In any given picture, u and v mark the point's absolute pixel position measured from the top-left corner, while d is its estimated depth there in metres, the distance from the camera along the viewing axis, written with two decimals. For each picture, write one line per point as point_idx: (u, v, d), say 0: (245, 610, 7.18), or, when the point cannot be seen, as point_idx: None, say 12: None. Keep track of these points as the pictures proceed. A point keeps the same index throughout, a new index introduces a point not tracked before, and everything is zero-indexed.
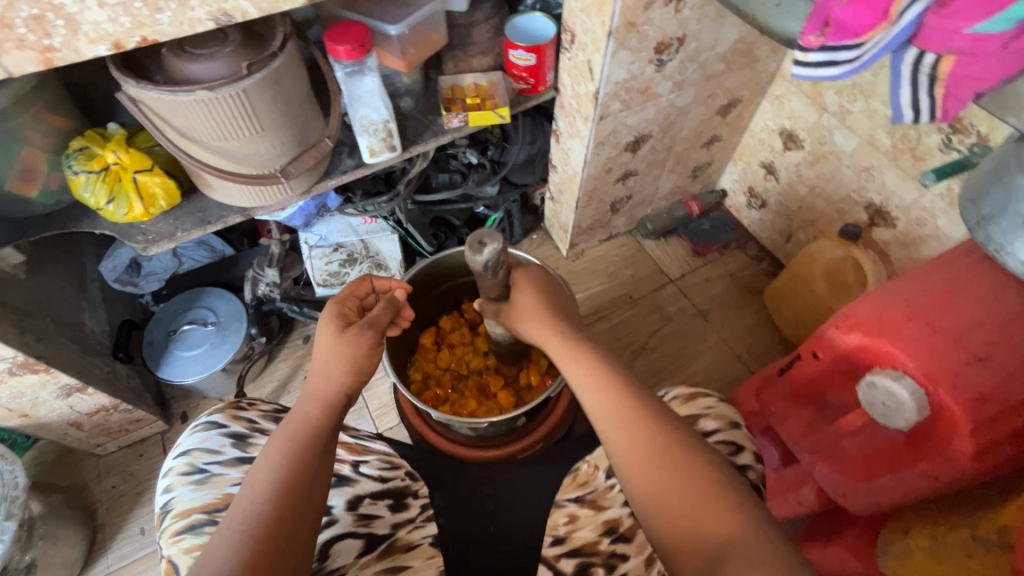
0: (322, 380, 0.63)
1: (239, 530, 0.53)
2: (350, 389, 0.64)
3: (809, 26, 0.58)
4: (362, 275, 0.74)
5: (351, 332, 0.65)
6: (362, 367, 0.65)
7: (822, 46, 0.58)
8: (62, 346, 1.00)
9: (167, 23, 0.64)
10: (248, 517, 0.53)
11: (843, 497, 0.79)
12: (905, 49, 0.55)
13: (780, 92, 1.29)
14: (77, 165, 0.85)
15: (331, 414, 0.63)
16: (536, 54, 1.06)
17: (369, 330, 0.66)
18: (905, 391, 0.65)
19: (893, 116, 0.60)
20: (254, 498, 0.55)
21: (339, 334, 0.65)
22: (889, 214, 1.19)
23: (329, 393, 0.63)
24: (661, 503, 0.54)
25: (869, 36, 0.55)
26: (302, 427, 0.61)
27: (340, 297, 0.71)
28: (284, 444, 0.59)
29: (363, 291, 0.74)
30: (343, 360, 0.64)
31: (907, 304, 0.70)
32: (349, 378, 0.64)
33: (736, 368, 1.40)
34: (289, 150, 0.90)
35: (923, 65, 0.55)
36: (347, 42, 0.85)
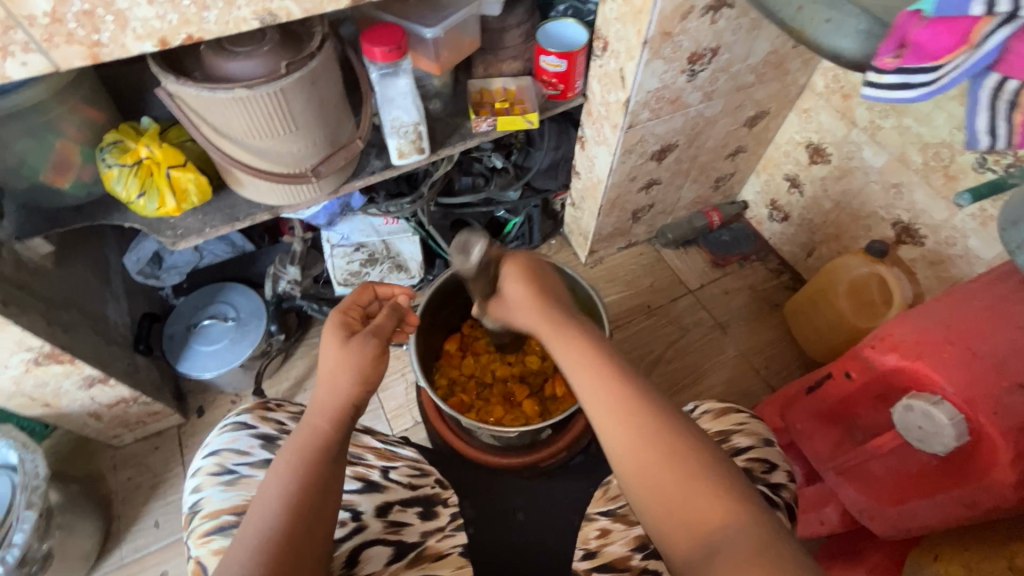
0: (329, 391, 0.63)
1: (252, 544, 0.52)
2: (358, 400, 0.64)
3: (882, 47, 0.50)
4: (365, 284, 0.76)
5: (355, 341, 0.65)
6: (366, 375, 0.64)
7: (899, 68, 0.50)
8: (86, 336, 1.01)
9: (213, 21, 0.64)
10: (262, 533, 0.53)
11: (869, 519, 0.78)
12: (988, 74, 0.47)
13: (808, 106, 1.28)
14: (111, 158, 0.86)
15: (339, 424, 0.62)
16: (567, 61, 1.06)
17: (373, 339, 0.66)
18: (944, 416, 0.64)
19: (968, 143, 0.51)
20: (267, 512, 0.54)
21: (343, 343, 0.65)
22: (918, 232, 1.18)
23: (336, 406, 0.62)
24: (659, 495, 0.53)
25: (948, 59, 0.47)
26: (312, 438, 0.60)
27: (342, 306, 0.71)
28: (295, 455, 0.58)
29: (365, 298, 0.75)
30: (349, 369, 0.63)
31: (946, 327, 0.69)
32: (355, 390, 0.63)
33: (755, 382, 1.39)
34: (320, 150, 0.90)
35: (1006, 91, 0.47)
36: (384, 44, 0.85)
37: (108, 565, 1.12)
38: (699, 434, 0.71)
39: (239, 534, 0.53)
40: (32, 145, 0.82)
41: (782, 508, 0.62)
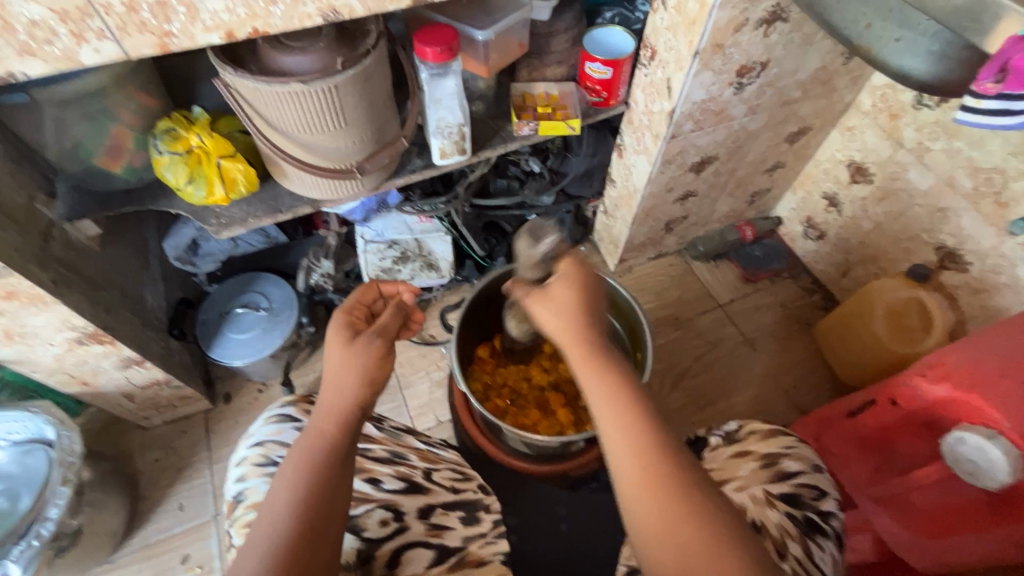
0: (335, 393, 0.62)
1: (263, 548, 0.53)
2: (364, 404, 0.63)
3: (983, 72, 0.53)
4: (368, 284, 0.76)
5: (360, 342, 0.64)
6: (374, 378, 0.63)
7: (998, 93, 0.53)
8: (126, 319, 1.03)
9: (279, 16, 0.65)
10: (270, 539, 0.54)
11: (907, 552, 0.75)
12: None
13: (852, 124, 1.26)
14: (163, 145, 0.87)
15: (347, 428, 0.61)
16: (613, 68, 1.05)
17: (378, 339, 0.66)
18: (998, 452, 0.62)
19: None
20: (274, 518, 0.55)
21: (348, 344, 0.64)
22: (962, 259, 1.15)
23: (344, 409, 0.62)
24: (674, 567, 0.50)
25: None
26: (319, 444, 0.60)
27: (347, 305, 0.71)
28: (300, 461, 0.58)
29: (370, 297, 0.75)
30: (354, 371, 0.62)
31: (1002, 359, 0.68)
32: (362, 392, 0.62)
33: (783, 402, 1.37)
34: (366, 147, 0.90)
35: None
36: (436, 44, 0.85)
37: (133, 545, 1.13)
38: (747, 454, 0.70)
39: (249, 536, 0.55)
40: (89, 129, 0.83)
41: (830, 537, 0.63)
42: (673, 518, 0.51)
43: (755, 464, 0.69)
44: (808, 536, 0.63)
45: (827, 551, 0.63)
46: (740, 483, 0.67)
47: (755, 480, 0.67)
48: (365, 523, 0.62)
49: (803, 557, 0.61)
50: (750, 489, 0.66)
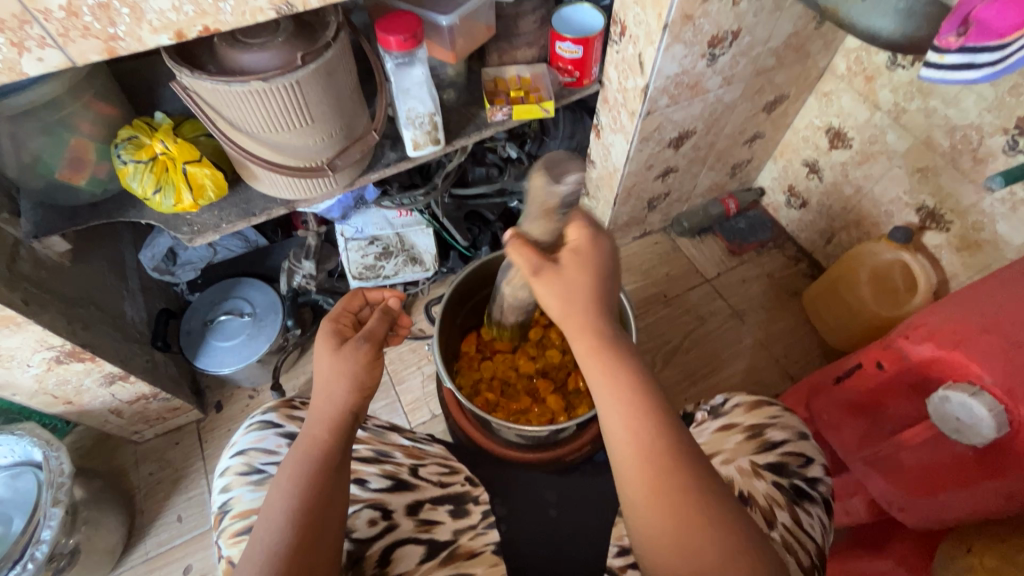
0: (325, 399, 0.61)
1: (263, 558, 0.52)
2: (356, 408, 0.62)
3: (945, 26, 0.55)
4: (353, 291, 0.75)
5: (348, 347, 0.63)
6: (365, 382, 0.63)
7: (962, 47, 0.55)
8: (105, 334, 1.01)
9: (230, 12, 0.63)
10: (270, 547, 0.53)
11: (900, 511, 0.78)
12: None
13: (829, 89, 1.25)
14: (126, 154, 0.85)
15: (339, 434, 0.61)
16: (583, 47, 1.03)
17: (366, 343, 0.64)
18: (983, 408, 0.62)
19: None
20: (273, 527, 0.54)
21: (335, 351, 0.64)
22: (943, 218, 1.15)
23: (335, 412, 0.61)
24: (679, 563, 0.50)
25: (1015, 37, 0.52)
26: (312, 451, 0.59)
27: (334, 314, 0.70)
28: (296, 468, 0.57)
29: (356, 305, 0.74)
30: (343, 377, 0.62)
31: (984, 315, 0.68)
32: (353, 398, 0.62)
33: (775, 371, 1.37)
34: (336, 143, 0.88)
35: None
36: (400, 33, 0.83)
37: (134, 560, 1.13)
38: (733, 427, 0.70)
39: (248, 545, 0.54)
40: (47, 143, 0.81)
41: (818, 502, 0.63)
42: (677, 512, 0.51)
43: (741, 436, 0.69)
44: (797, 505, 0.62)
45: (816, 516, 0.62)
46: (725, 457, 0.67)
47: (741, 452, 0.67)
48: (352, 524, 0.61)
49: (794, 524, 0.60)
50: (737, 461, 0.66)
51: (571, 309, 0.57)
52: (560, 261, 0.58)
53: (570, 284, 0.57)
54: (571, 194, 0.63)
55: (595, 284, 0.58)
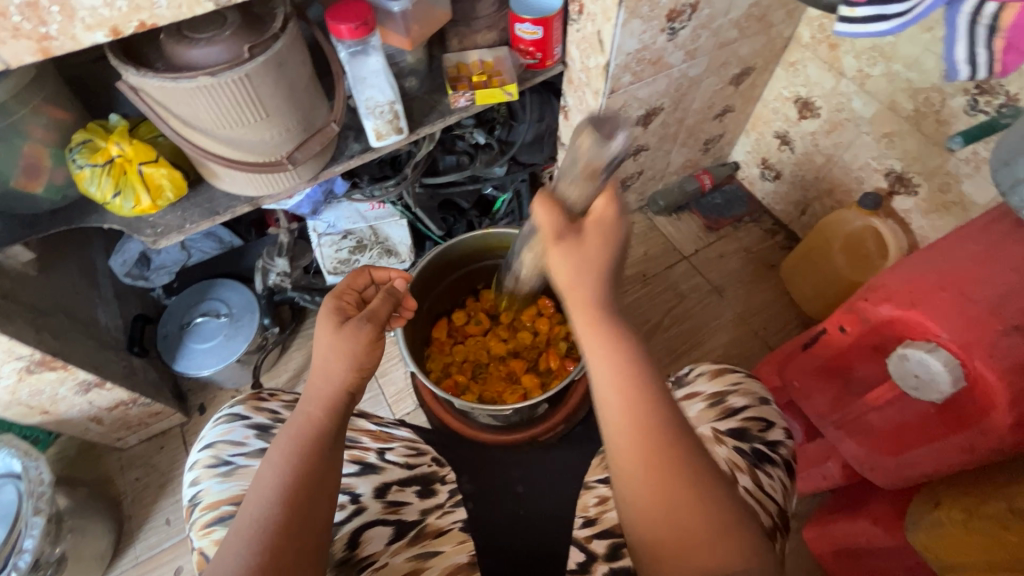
0: (324, 379, 0.61)
1: (248, 535, 0.52)
2: (352, 387, 0.62)
3: None
4: (359, 268, 0.74)
5: (349, 326, 0.63)
6: (364, 363, 0.62)
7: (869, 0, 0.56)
8: (77, 342, 1.00)
9: (165, 5, 0.62)
10: (255, 523, 0.53)
11: (870, 470, 0.79)
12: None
13: (795, 59, 1.25)
14: (82, 159, 0.84)
15: (335, 415, 0.61)
16: (543, 27, 1.03)
17: (368, 324, 0.64)
18: (939, 362, 0.63)
19: (946, 74, 0.56)
20: (260, 503, 0.54)
21: (338, 329, 0.63)
22: (911, 181, 1.16)
23: (332, 391, 0.61)
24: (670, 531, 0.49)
25: None
26: (306, 429, 0.59)
27: (336, 291, 0.69)
28: (289, 445, 0.58)
29: (361, 283, 0.73)
30: (344, 355, 0.61)
31: (940, 274, 0.68)
32: (352, 376, 0.61)
33: (754, 343, 1.38)
34: (294, 136, 0.87)
35: (983, 15, 0.52)
36: (350, 21, 0.82)
37: (125, 564, 1.13)
38: (695, 395, 0.71)
39: (236, 521, 0.54)
40: None
41: (778, 464, 0.64)
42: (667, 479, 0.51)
43: (703, 404, 0.70)
44: (758, 467, 0.63)
45: (777, 478, 0.63)
46: None
47: (703, 420, 0.68)
48: None
49: (755, 487, 0.61)
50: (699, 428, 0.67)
51: (587, 273, 0.54)
52: (584, 232, 0.55)
53: (585, 259, 0.54)
54: (619, 153, 0.56)
55: (599, 269, 0.54)
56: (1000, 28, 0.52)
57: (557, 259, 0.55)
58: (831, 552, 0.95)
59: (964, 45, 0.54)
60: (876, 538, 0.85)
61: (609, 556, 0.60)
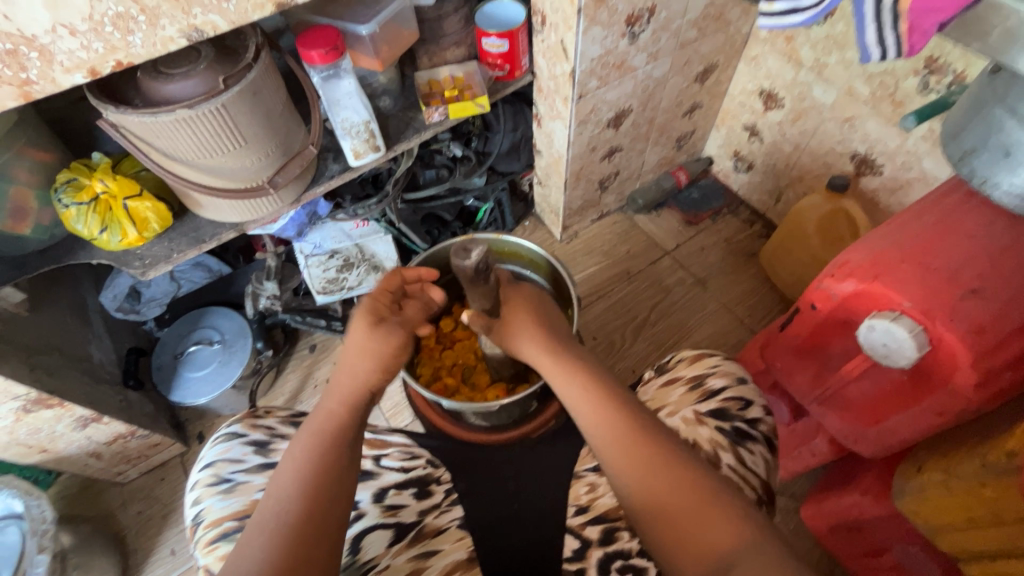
0: (350, 376, 0.66)
1: (270, 527, 0.55)
2: (374, 386, 0.67)
3: None
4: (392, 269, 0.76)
5: (383, 328, 0.68)
6: (388, 364, 0.67)
7: None
8: (72, 378, 1.01)
9: (140, 44, 0.65)
10: (278, 514, 0.55)
11: (855, 442, 0.83)
12: None
13: (755, 53, 1.30)
14: (67, 197, 0.85)
15: (354, 411, 0.65)
16: (508, 40, 1.06)
17: (399, 328, 0.70)
18: (904, 330, 0.66)
19: (860, 55, 0.60)
20: (284, 496, 0.57)
21: (373, 327, 0.68)
22: (875, 162, 1.20)
23: (356, 390, 0.66)
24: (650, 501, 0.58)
25: None
26: (326, 425, 0.63)
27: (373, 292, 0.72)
28: (312, 439, 0.61)
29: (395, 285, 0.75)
30: (370, 356, 0.66)
31: (900, 247, 0.72)
32: (377, 376, 0.67)
33: (741, 331, 1.41)
34: (274, 161, 0.90)
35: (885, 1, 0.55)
36: (320, 47, 0.85)
37: None
38: (677, 380, 0.74)
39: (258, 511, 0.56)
40: None
41: (760, 441, 0.67)
42: (637, 460, 0.60)
43: (684, 388, 0.73)
44: (739, 445, 0.66)
45: (759, 453, 0.66)
46: (670, 409, 0.71)
47: (685, 403, 0.71)
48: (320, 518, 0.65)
49: (737, 463, 0.65)
50: (681, 411, 0.70)
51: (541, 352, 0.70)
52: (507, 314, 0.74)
53: (529, 337, 0.71)
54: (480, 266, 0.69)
55: (546, 327, 0.72)
56: (901, 12, 0.55)
57: (512, 346, 0.73)
58: (828, 529, 0.97)
59: (872, 30, 0.57)
60: (866, 509, 0.87)
61: (602, 540, 0.64)
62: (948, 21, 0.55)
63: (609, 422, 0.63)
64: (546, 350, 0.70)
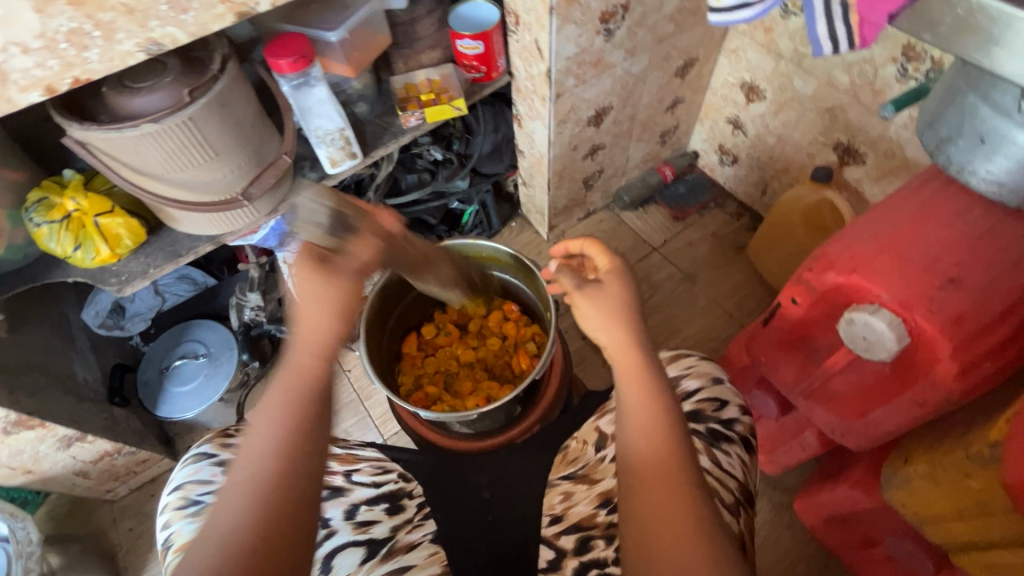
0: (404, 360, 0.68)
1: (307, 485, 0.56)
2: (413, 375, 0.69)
3: None
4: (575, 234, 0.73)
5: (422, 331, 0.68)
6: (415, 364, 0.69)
7: None
8: (54, 398, 1.00)
9: (97, 60, 0.64)
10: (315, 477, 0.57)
11: (842, 436, 0.82)
12: None
13: (735, 46, 1.29)
14: (38, 217, 0.84)
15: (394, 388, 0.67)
16: (483, 41, 1.05)
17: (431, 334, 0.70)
18: (883, 323, 0.65)
19: (815, 46, 0.63)
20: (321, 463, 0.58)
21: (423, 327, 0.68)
22: (858, 151, 1.19)
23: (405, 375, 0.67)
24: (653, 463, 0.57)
25: None
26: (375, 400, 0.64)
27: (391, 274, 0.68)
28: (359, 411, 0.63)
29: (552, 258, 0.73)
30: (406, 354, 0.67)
31: (878, 238, 0.71)
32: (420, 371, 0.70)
33: (731, 325, 1.41)
34: (248, 172, 0.89)
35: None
36: (289, 55, 0.85)
37: None
38: None
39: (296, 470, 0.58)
40: None
41: (736, 441, 0.67)
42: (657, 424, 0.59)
43: None
44: (714, 446, 0.66)
45: (735, 454, 0.66)
46: None
47: None
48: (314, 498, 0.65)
49: (713, 465, 0.64)
50: None
51: (615, 334, 0.64)
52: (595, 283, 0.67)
53: (597, 318, 0.65)
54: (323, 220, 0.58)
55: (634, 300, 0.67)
56: (851, 4, 0.58)
57: (581, 315, 0.67)
58: (823, 522, 0.97)
59: (822, 22, 0.60)
60: (857, 502, 0.87)
61: (577, 549, 0.63)
62: (896, 13, 0.55)
63: (644, 394, 0.61)
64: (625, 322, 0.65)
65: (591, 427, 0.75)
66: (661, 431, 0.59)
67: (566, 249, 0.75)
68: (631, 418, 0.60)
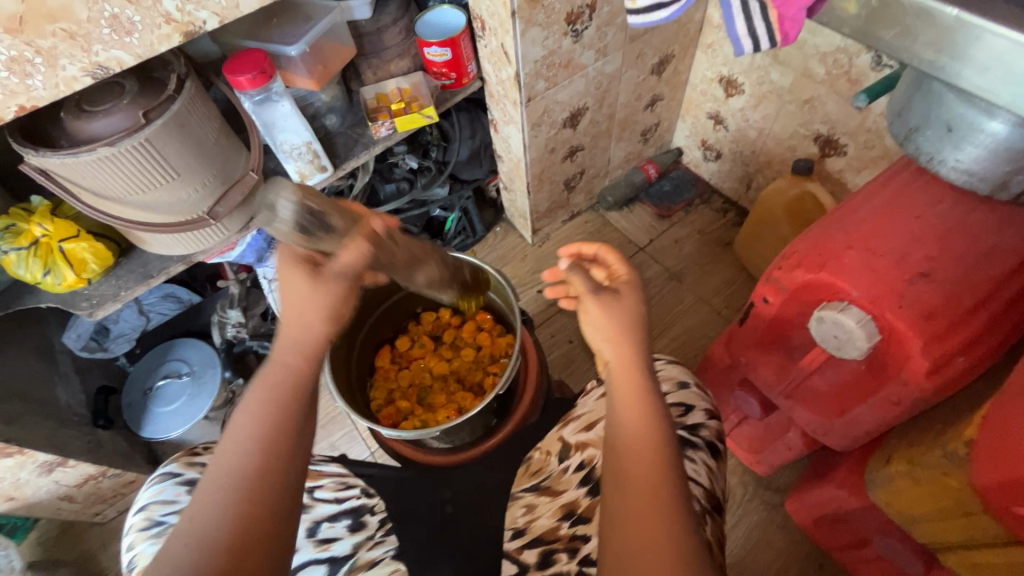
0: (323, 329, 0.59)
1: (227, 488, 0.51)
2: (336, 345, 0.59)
3: None
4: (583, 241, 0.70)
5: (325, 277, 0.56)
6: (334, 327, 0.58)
7: None
8: (33, 424, 1.00)
9: (42, 86, 0.63)
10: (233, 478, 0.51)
11: (823, 435, 0.81)
12: None
13: (711, 40, 1.28)
14: (4, 244, 0.83)
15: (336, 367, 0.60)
16: (450, 48, 1.04)
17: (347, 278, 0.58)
18: (852, 320, 0.63)
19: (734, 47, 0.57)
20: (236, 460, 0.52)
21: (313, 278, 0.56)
22: (838, 142, 1.17)
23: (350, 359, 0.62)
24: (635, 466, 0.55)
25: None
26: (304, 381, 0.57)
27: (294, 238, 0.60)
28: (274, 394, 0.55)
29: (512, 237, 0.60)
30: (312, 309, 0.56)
31: (847, 233, 0.69)
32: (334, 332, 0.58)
33: (719, 323, 1.39)
34: (213, 190, 0.89)
35: None
36: (248, 71, 0.84)
37: None
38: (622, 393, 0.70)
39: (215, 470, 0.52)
40: None
41: (701, 447, 0.66)
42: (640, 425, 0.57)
43: None
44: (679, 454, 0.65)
45: (700, 461, 0.65)
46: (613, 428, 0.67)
47: None
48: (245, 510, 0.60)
49: None
50: None
51: (621, 348, 0.61)
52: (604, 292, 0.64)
53: (604, 326, 0.62)
54: (298, 221, 0.52)
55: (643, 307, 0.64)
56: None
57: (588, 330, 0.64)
58: (814, 522, 0.95)
59: (741, 20, 0.55)
60: (845, 502, 0.85)
61: (539, 563, 0.63)
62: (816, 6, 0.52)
63: (631, 396, 0.59)
64: (631, 333, 0.62)
65: (556, 437, 0.72)
66: (648, 433, 0.57)
67: (580, 249, 0.68)
68: (620, 417, 0.59)
